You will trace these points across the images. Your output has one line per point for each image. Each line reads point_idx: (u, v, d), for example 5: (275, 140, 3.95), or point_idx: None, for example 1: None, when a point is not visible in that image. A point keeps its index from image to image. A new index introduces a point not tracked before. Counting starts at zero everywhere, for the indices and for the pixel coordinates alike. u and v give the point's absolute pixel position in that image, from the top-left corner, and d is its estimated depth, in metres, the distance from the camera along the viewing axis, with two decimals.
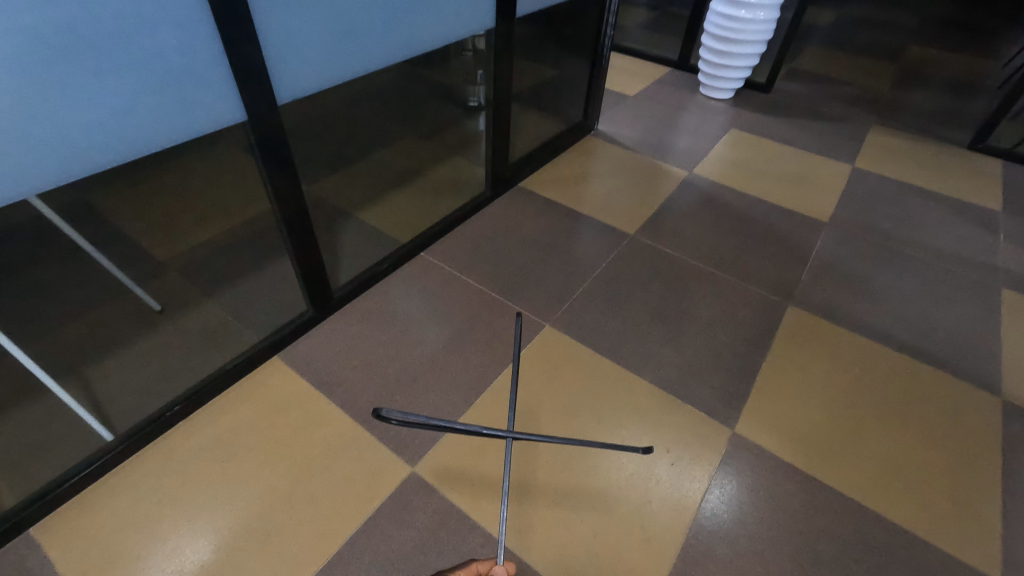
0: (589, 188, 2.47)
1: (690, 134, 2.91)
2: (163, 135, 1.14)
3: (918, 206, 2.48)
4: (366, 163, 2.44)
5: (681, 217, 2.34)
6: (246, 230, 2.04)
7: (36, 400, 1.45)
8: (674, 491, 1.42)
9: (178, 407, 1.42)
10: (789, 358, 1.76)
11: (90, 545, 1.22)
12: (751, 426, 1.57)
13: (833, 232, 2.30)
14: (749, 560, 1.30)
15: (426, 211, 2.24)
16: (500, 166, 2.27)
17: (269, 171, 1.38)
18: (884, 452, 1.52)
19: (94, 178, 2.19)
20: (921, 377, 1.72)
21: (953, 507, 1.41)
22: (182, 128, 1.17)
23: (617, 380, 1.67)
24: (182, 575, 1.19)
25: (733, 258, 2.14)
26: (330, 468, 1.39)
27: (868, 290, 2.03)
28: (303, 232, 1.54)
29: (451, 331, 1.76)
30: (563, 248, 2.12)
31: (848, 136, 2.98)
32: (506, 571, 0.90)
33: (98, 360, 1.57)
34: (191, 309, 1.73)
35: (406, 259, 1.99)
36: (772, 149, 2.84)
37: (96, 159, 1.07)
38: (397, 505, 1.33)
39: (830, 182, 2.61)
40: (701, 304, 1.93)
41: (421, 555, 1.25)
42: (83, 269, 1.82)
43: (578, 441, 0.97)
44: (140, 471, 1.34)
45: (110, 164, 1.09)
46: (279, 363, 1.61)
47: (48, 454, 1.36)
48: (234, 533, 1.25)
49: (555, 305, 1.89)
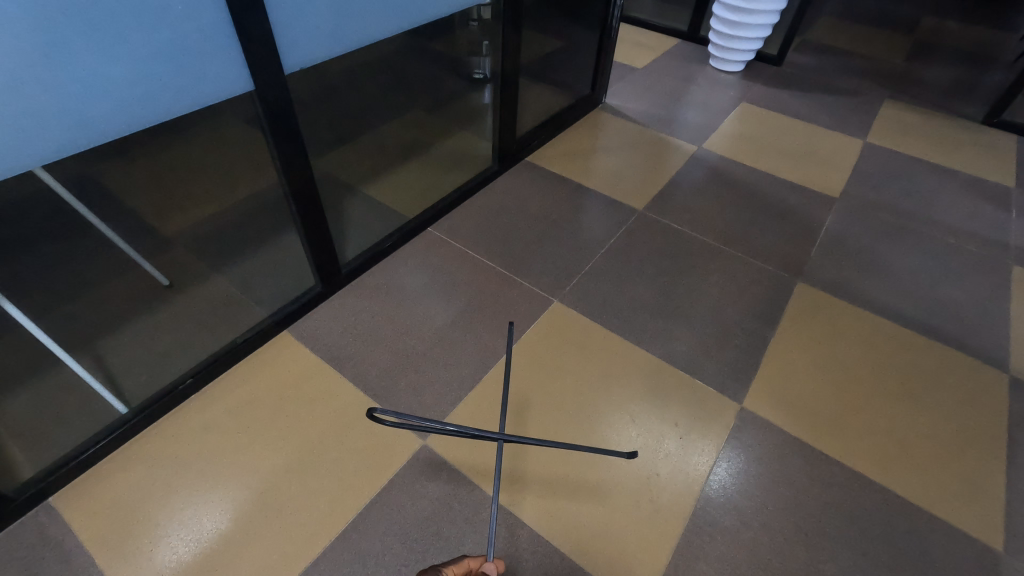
0: (597, 162, 2.45)
1: (699, 108, 2.87)
2: (169, 105, 1.16)
3: (929, 182, 2.45)
4: (372, 138, 2.44)
5: (688, 191, 2.33)
6: (254, 205, 2.05)
7: (52, 373, 1.48)
8: (682, 465, 1.43)
9: (190, 381, 1.45)
10: (797, 332, 1.76)
11: (109, 514, 1.25)
12: (758, 399, 1.58)
13: (843, 208, 2.28)
14: (755, 530, 1.31)
15: (433, 187, 2.25)
16: (505, 139, 2.27)
17: (276, 144, 1.39)
18: (892, 426, 1.52)
19: (104, 155, 2.21)
20: (930, 352, 1.72)
21: (957, 479, 1.41)
22: (188, 98, 1.18)
23: (625, 356, 1.67)
24: (199, 542, 1.22)
25: (741, 233, 2.13)
26: (342, 442, 1.41)
27: (876, 265, 2.02)
28: (311, 206, 1.56)
29: (458, 305, 1.77)
30: (570, 224, 2.12)
31: (861, 111, 2.93)
32: (497, 567, 0.88)
33: (112, 333, 1.60)
34: (201, 286, 1.75)
35: (413, 234, 2.00)
36: (782, 124, 2.80)
37: (103, 128, 1.09)
38: (406, 475, 1.36)
39: (841, 157, 2.57)
40: (707, 278, 1.93)
41: (430, 522, 1.28)
42: (95, 245, 1.85)
43: (566, 446, 1.03)
44: (155, 442, 1.37)
45: (118, 133, 1.11)
46: (289, 338, 1.63)
47: (66, 424, 1.39)
48: (249, 504, 1.28)
49: (561, 279, 1.90)
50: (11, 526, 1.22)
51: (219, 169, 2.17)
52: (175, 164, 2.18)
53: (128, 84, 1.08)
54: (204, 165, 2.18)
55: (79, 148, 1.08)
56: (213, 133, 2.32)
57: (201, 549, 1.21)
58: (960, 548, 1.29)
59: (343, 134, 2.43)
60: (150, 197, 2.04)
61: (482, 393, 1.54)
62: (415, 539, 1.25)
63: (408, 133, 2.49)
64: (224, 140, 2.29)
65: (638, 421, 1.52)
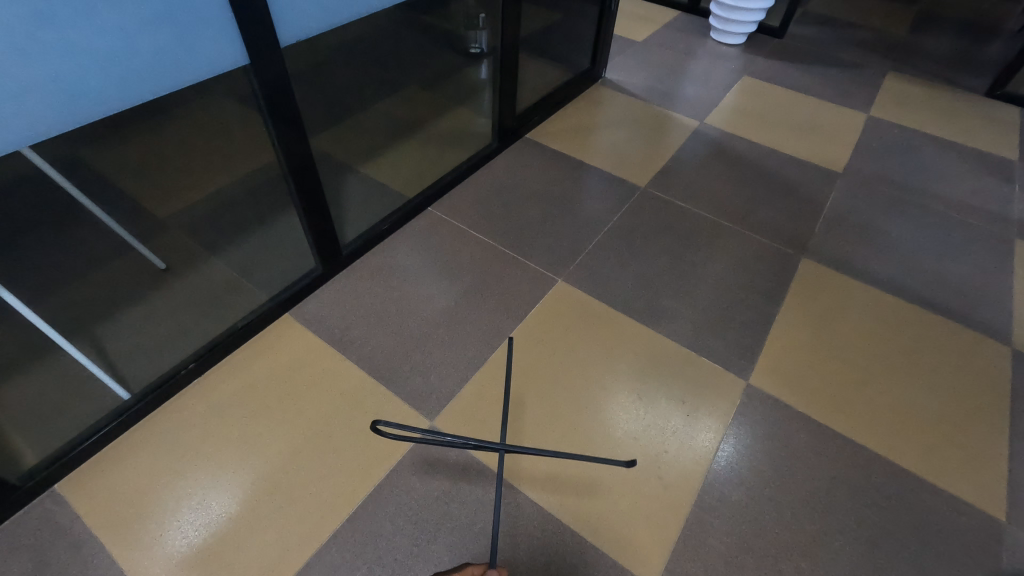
0: (598, 138, 2.41)
1: (701, 83, 2.82)
2: (160, 81, 1.11)
3: (933, 155, 2.42)
4: (367, 116, 2.38)
5: (691, 168, 2.29)
6: (249, 185, 2.00)
7: (51, 359, 1.46)
8: (689, 442, 1.43)
9: (193, 365, 1.43)
10: (804, 309, 1.75)
11: (117, 500, 1.24)
12: (765, 376, 1.57)
13: (847, 183, 2.25)
14: (762, 505, 1.32)
15: (432, 165, 2.21)
16: (505, 116, 2.22)
17: (274, 122, 1.34)
18: (898, 401, 1.52)
19: (91, 135, 2.14)
20: (935, 327, 1.71)
21: (961, 452, 1.42)
22: (179, 74, 1.13)
23: (631, 334, 1.66)
24: (208, 526, 1.21)
25: (744, 210, 2.11)
26: (349, 423, 1.40)
27: (880, 241, 2.00)
28: (311, 186, 1.52)
29: (462, 286, 1.75)
30: (572, 202, 2.09)
31: (864, 84, 2.89)
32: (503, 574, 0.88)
33: (110, 318, 1.57)
34: (200, 269, 1.72)
35: (413, 214, 1.96)
36: (785, 97, 2.75)
37: (92, 106, 1.04)
38: (414, 457, 1.35)
39: (845, 132, 2.54)
40: (712, 256, 1.91)
41: (443, 505, 1.28)
42: (86, 229, 1.80)
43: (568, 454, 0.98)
44: (160, 427, 1.36)
45: (108, 111, 1.07)
46: (291, 321, 1.61)
47: (66, 411, 1.37)
48: (257, 488, 1.27)
49: (565, 259, 1.87)
50: (16, 514, 1.21)
51: (212, 149, 2.11)
52: (166, 145, 2.13)
53: (116, 58, 1.03)
54: (196, 146, 2.12)
55: (68, 128, 1.03)
56: (204, 112, 2.25)
57: (210, 534, 1.20)
58: (964, 519, 1.30)
59: (337, 112, 2.37)
60: (142, 178, 1.99)
61: (487, 374, 1.53)
62: (425, 520, 1.25)
63: (405, 109, 2.44)
64: (216, 118, 2.23)
65: (645, 399, 1.51)
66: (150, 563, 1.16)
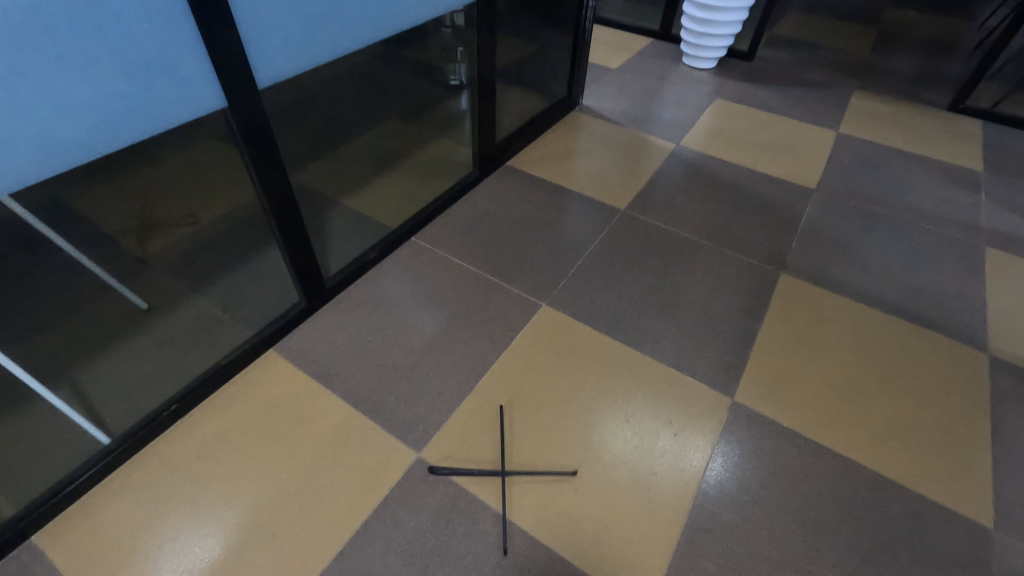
0: (577, 163, 2.46)
1: (676, 106, 2.90)
2: (134, 128, 1.12)
3: (902, 169, 2.50)
4: (350, 149, 2.41)
5: (669, 189, 2.34)
6: (232, 221, 2.02)
7: (30, 405, 1.44)
8: (677, 462, 1.43)
9: (174, 407, 1.41)
10: (785, 324, 1.78)
11: (97, 548, 1.21)
12: (750, 393, 1.59)
13: (821, 199, 2.31)
14: (753, 523, 1.32)
15: (414, 195, 2.24)
16: (485, 145, 2.26)
17: (253, 161, 1.36)
18: (881, 412, 1.54)
19: (73, 177, 2.15)
20: (914, 337, 1.74)
21: (946, 461, 1.43)
22: (151, 121, 1.15)
23: (616, 355, 1.67)
24: (192, 571, 1.19)
25: (723, 228, 2.15)
26: (336, 457, 1.39)
27: (856, 254, 2.05)
28: (292, 221, 1.53)
29: (447, 315, 1.76)
30: (554, 227, 2.12)
31: (832, 102, 2.99)
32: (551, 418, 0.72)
33: (90, 361, 1.56)
34: (183, 307, 1.72)
35: (396, 245, 1.98)
36: (757, 118, 2.84)
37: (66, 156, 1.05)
38: (402, 490, 1.34)
39: (817, 149, 2.61)
40: (694, 276, 1.94)
41: (432, 538, 1.26)
42: (67, 271, 1.79)
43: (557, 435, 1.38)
44: (141, 470, 1.34)
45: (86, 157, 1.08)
46: (275, 357, 1.60)
47: (45, 459, 1.35)
48: (242, 530, 1.25)
49: (549, 284, 1.89)
50: None
51: (196, 187, 2.12)
52: (149, 185, 2.14)
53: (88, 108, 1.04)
54: (180, 185, 2.13)
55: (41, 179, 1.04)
56: (187, 151, 2.27)
57: None
58: (953, 529, 1.31)
59: (320, 146, 2.40)
60: (124, 218, 1.99)
61: (475, 402, 1.53)
62: (414, 554, 1.23)
63: (387, 141, 2.48)
64: (199, 157, 2.24)
65: (633, 420, 1.52)
66: None
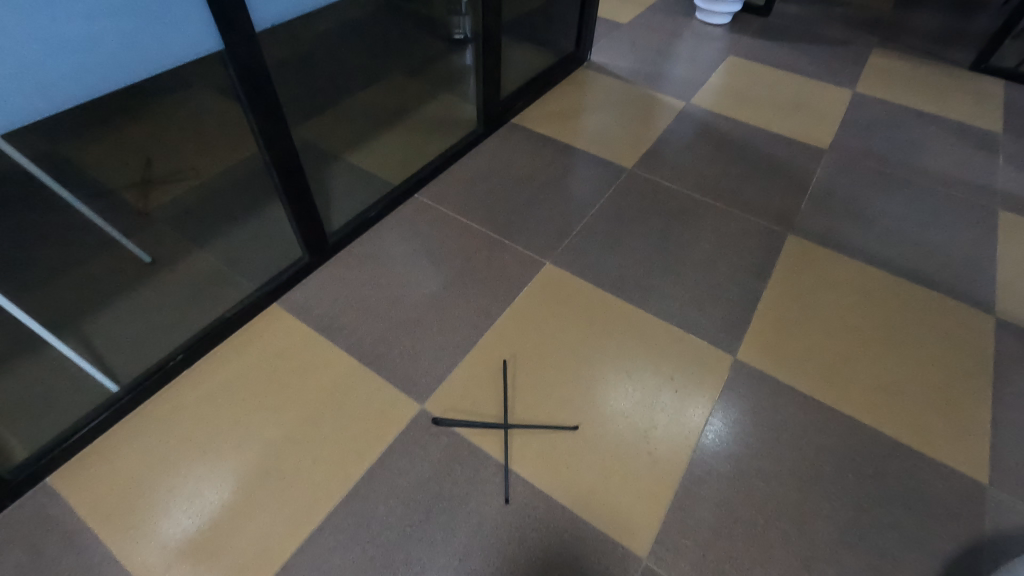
0: (584, 121, 2.41)
1: (687, 63, 2.81)
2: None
3: (918, 130, 2.43)
4: (352, 105, 2.36)
5: (678, 148, 2.29)
6: (234, 176, 1.99)
7: (39, 354, 1.46)
8: (678, 418, 1.44)
9: (181, 358, 1.42)
10: (791, 284, 1.77)
11: (110, 491, 1.24)
12: (752, 351, 1.59)
13: (833, 159, 2.26)
14: (751, 476, 1.34)
15: (417, 152, 2.20)
16: (490, 101, 2.21)
17: (255, 113, 1.33)
18: (883, 371, 1.54)
19: (71, 128, 2.11)
20: (921, 299, 1.73)
21: (945, 419, 1.44)
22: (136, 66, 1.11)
23: (619, 314, 1.67)
24: (203, 514, 1.22)
25: (732, 189, 2.11)
26: (341, 408, 1.41)
27: (867, 216, 2.01)
28: (294, 175, 1.51)
29: (450, 272, 1.75)
30: (559, 185, 2.08)
31: (849, 61, 2.89)
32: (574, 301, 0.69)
33: (97, 313, 1.57)
34: (186, 261, 1.72)
35: (400, 202, 1.96)
36: (771, 76, 2.75)
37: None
38: (406, 440, 1.36)
39: (831, 109, 2.54)
40: (700, 236, 1.92)
41: (436, 486, 1.29)
42: (69, 224, 1.79)
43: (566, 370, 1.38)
44: (150, 419, 1.36)
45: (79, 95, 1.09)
46: (279, 311, 1.61)
47: (55, 405, 1.37)
48: (250, 475, 1.28)
49: (553, 243, 1.87)
50: (9, 508, 1.21)
51: (196, 141, 2.09)
52: (149, 139, 2.11)
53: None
54: (180, 139, 2.10)
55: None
56: (186, 104, 2.23)
57: (205, 521, 1.21)
58: (948, 484, 1.32)
59: (321, 101, 2.35)
60: (125, 172, 1.97)
61: (478, 357, 1.54)
62: (417, 501, 1.26)
63: (390, 96, 2.42)
64: (198, 110, 2.20)
65: (634, 377, 1.52)
66: (145, 551, 1.17)
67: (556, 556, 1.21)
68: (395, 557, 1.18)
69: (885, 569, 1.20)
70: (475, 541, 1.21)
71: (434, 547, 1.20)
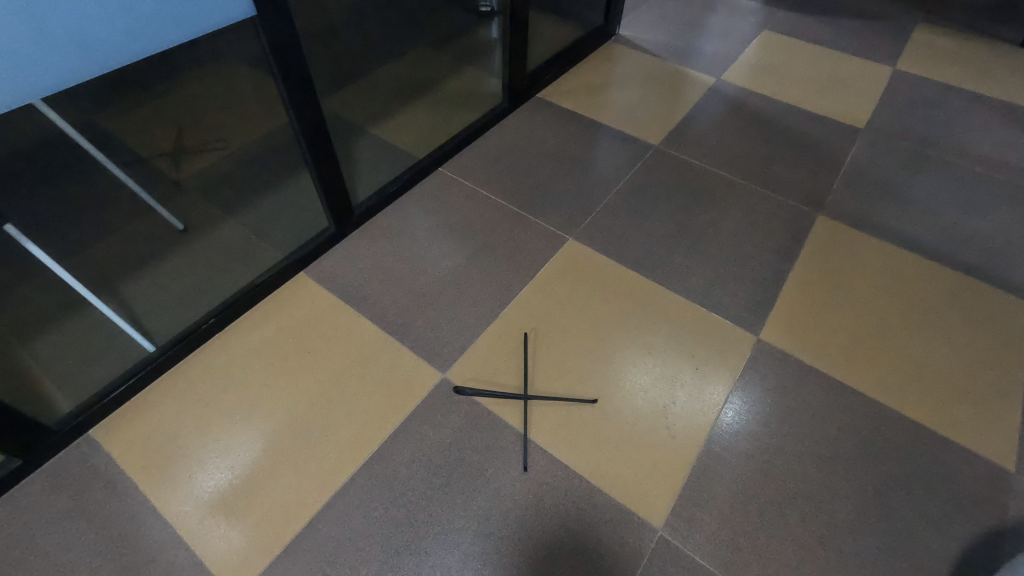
0: (610, 96, 2.37)
1: (719, 38, 2.73)
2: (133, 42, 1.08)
3: (961, 109, 2.33)
4: (377, 77, 2.36)
5: (706, 125, 2.24)
6: (262, 146, 2.02)
7: (79, 314, 1.52)
8: (697, 395, 1.44)
9: (212, 321, 1.47)
10: (818, 265, 1.73)
11: (148, 445, 1.31)
12: (776, 332, 1.57)
13: (868, 139, 2.18)
14: (769, 454, 1.34)
15: (442, 126, 2.20)
16: (516, 75, 2.18)
17: (284, 82, 1.34)
18: (911, 356, 1.52)
19: (104, 95, 2.15)
20: (954, 284, 1.68)
21: (972, 406, 1.41)
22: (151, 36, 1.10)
23: (641, 291, 1.66)
24: (234, 470, 1.28)
25: (761, 168, 2.07)
26: (364, 375, 1.44)
27: (902, 197, 1.95)
28: (322, 145, 1.53)
29: (473, 246, 1.76)
30: (584, 161, 2.06)
31: (891, 36, 2.77)
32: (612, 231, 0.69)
33: (133, 277, 1.63)
34: (217, 230, 1.77)
35: (424, 175, 1.96)
36: (806, 52, 2.65)
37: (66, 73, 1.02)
38: (428, 408, 1.39)
39: (869, 86, 2.45)
40: (726, 215, 1.89)
41: (456, 452, 1.32)
42: (105, 190, 1.84)
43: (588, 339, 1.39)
44: (185, 379, 1.42)
45: (121, 62, 1.09)
46: (306, 279, 1.64)
47: (96, 363, 1.44)
48: (279, 436, 1.33)
49: (576, 219, 1.86)
50: (56, 456, 1.29)
51: (225, 112, 2.12)
52: (180, 108, 2.14)
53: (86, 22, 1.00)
54: (210, 109, 2.13)
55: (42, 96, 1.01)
56: (215, 74, 2.25)
57: (236, 476, 1.27)
58: (972, 470, 1.31)
59: (347, 73, 2.35)
60: (158, 141, 2.02)
61: (499, 329, 1.56)
62: (438, 466, 1.30)
63: (415, 69, 2.41)
64: (226, 80, 2.22)
65: (655, 354, 1.52)
66: (181, 502, 1.23)
67: (573, 523, 1.24)
68: (416, 517, 1.22)
69: (902, 550, 1.19)
70: (494, 506, 1.24)
71: (454, 510, 1.23)
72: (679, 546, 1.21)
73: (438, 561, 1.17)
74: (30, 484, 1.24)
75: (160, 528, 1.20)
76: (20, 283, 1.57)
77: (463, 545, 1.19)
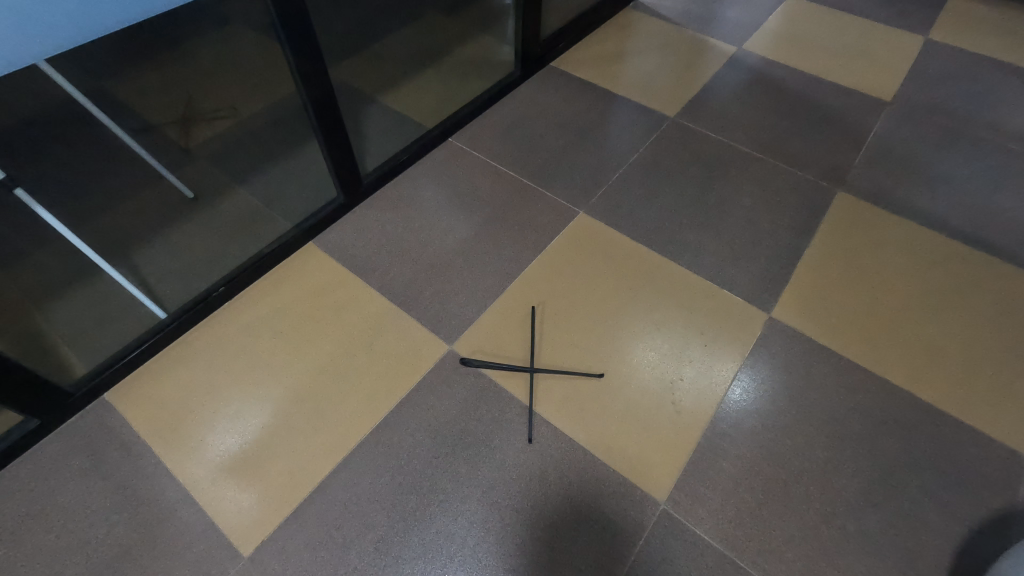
0: (626, 65, 2.29)
1: (742, 5, 2.62)
2: (107, 19, 1.04)
3: (995, 82, 2.22)
4: (388, 44, 2.30)
5: (725, 98, 2.17)
6: (271, 115, 2.01)
7: (92, 280, 1.54)
8: (706, 372, 1.43)
9: (222, 289, 1.48)
10: (837, 243, 1.69)
11: (161, 409, 1.33)
12: (789, 310, 1.54)
13: (895, 112, 2.10)
14: (776, 433, 1.33)
15: (452, 95, 2.15)
16: (529, 43, 2.12)
17: (289, 47, 1.31)
18: (927, 336, 1.48)
19: (113, 60, 2.13)
20: (976, 264, 1.63)
21: (989, 389, 1.38)
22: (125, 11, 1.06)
23: (653, 266, 1.64)
24: (244, 436, 1.30)
25: (780, 142, 2.00)
26: (372, 346, 1.45)
27: (927, 174, 1.88)
28: (330, 113, 1.50)
29: (481, 218, 1.74)
30: (597, 133, 2.01)
31: (926, 3, 2.63)
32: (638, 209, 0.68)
33: (145, 245, 1.65)
34: (226, 199, 1.76)
35: (432, 145, 1.93)
36: (833, 21, 2.54)
37: (21, 51, 0.95)
38: (434, 380, 1.40)
39: (899, 57, 2.34)
40: (742, 190, 1.84)
41: (461, 423, 1.33)
42: (115, 157, 1.84)
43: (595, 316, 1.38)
44: (196, 346, 1.44)
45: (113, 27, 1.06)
46: (314, 250, 1.64)
47: (109, 329, 1.46)
48: (288, 403, 1.35)
49: (588, 193, 1.83)
50: (73, 418, 1.32)
51: (234, 80, 2.10)
52: (188, 74, 2.12)
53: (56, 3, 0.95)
54: (219, 77, 2.11)
55: None
56: (224, 39, 2.22)
57: (247, 441, 1.29)
58: (983, 452, 1.29)
59: (357, 39, 2.30)
60: (167, 108, 2.00)
61: (507, 301, 1.55)
62: (443, 436, 1.31)
63: (426, 36, 2.35)
64: (235, 47, 2.19)
65: (664, 329, 1.51)
66: (194, 466, 1.26)
67: (576, 495, 1.25)
68: (422, 484, 1.24)
69: (907, 529, 1.19)
70: (498, 477, 1.26)
71: (459, 479, 1.25)
72: (681, 519, 1.21)
73: (442, 528, 1.19)
74: (47, 444, 1.28)
75: (173, 490, 1.23)
76: (34, 249, 1.59)
77: (466, 513, 1.20)
